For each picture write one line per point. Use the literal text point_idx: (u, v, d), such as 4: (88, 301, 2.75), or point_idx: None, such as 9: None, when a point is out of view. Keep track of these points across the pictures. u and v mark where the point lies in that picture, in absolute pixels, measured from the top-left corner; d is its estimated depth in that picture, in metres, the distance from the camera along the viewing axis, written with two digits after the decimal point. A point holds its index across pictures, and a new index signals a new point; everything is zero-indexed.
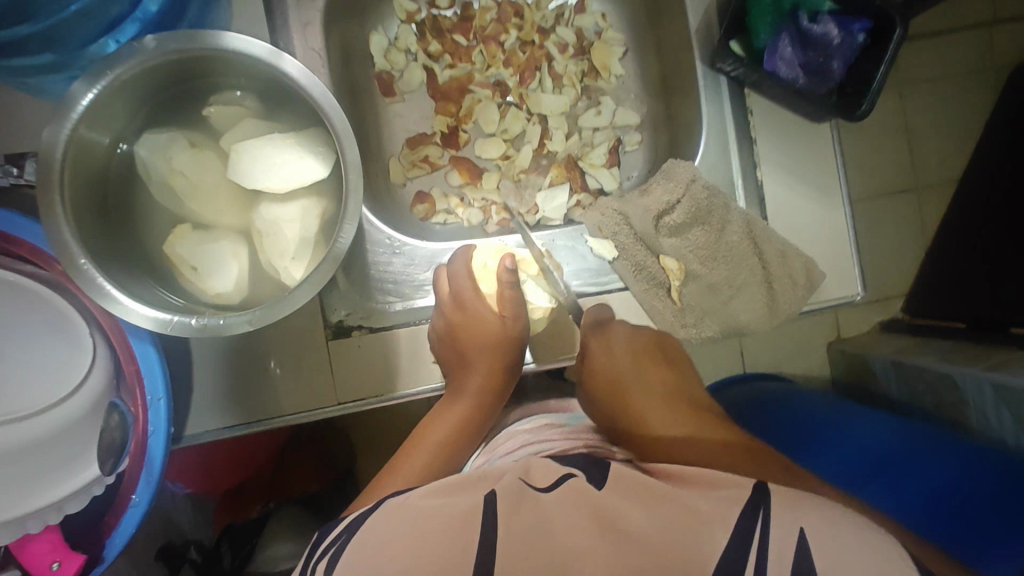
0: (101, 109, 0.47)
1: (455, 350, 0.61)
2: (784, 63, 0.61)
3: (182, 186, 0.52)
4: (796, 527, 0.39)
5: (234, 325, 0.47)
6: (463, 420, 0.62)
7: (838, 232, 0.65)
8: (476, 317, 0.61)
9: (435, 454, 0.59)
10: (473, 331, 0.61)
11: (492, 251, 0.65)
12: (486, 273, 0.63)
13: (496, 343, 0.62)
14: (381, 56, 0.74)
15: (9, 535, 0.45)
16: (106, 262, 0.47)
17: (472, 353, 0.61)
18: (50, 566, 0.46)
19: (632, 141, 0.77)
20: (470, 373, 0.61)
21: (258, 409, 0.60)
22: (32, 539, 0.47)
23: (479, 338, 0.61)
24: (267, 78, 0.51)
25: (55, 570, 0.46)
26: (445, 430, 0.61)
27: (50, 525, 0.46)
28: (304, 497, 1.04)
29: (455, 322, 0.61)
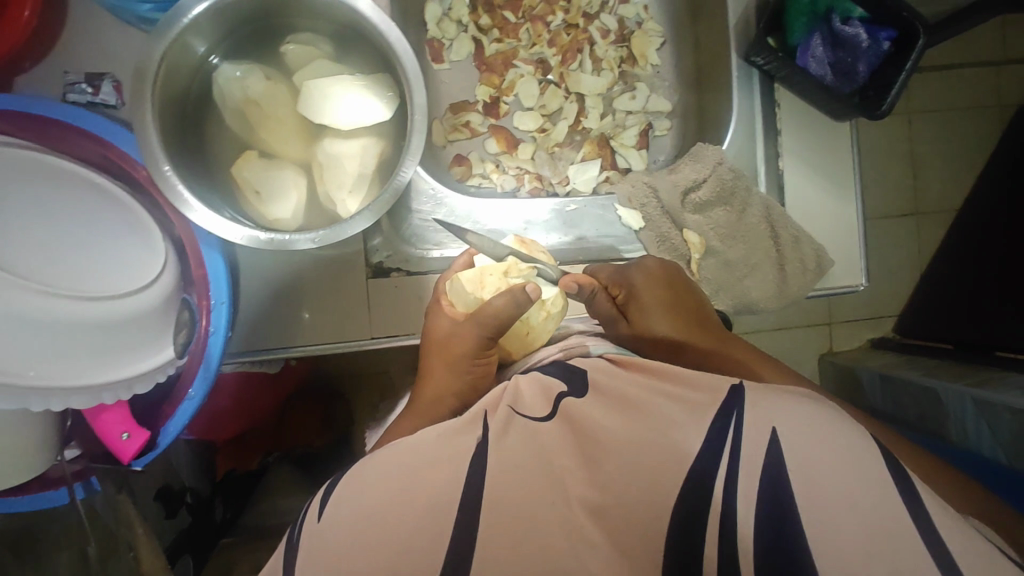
0: (191, 32, 0.51)
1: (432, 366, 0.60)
2: (814, 60, 0.66)
3: (255, 115, 0.56)
4: (768, 426, 0.44)
5: (299, 241, 0.51)
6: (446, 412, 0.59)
7: (849, 225, 0.70)
8: (440, 323, 0.61)
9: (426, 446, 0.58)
10: (450, 341, 0.60)
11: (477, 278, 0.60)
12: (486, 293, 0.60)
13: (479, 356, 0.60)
14: (434, 23, 0.79)
15: (90, 399, 0.50)
16: (185, 174, 0.51)
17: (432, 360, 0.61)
18: (122, 436, 0.52)
19: (662, 127, 0.82)
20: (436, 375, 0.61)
21: (295, 337, 0.64)
22: (106, 409, 0.53)
23: (460, 350, 0.59)
24: (346, 21, 0.55)
25: (125, 438, 0.52)
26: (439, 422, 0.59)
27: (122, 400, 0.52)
28: (303, 453, 1.09)
29: (433, 341, 0.61)
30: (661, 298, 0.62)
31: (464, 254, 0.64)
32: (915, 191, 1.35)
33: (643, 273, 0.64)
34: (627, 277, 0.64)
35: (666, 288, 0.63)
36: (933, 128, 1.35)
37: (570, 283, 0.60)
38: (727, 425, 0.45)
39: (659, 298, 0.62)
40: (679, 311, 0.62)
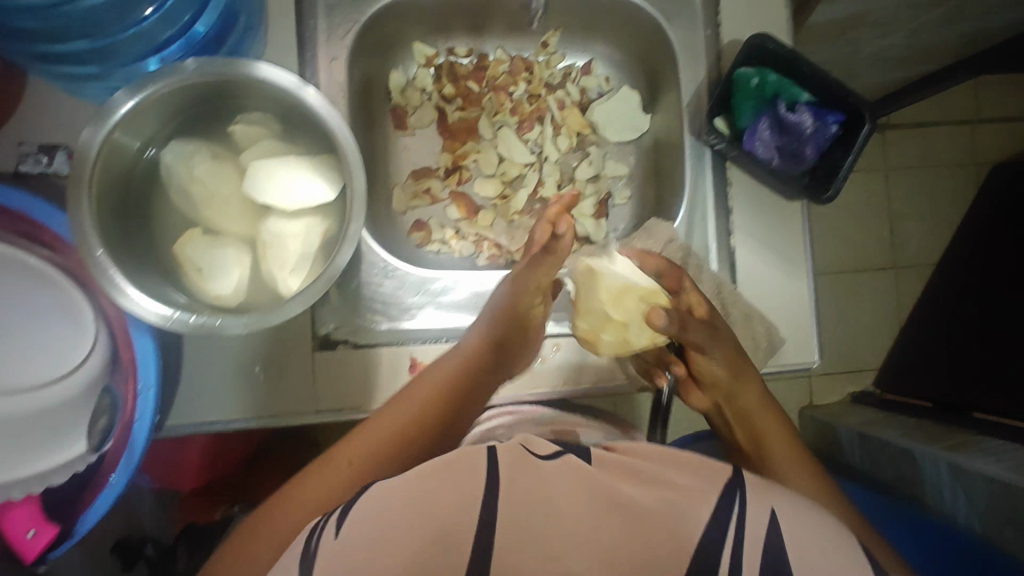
0: (136, 117, 0.52)
1: (486, 330, 0.63)
2: (761, 144, 0.67)
3: (199, 193, 0.56)
4: (768, 508, 0.39)
5: (230, 326, 0.50)
6: (410, 425, 0.57)
7: (802, 301, 0.70)
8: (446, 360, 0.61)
9: (371, 447, 0.55)
10: (436, 369, 0.61)
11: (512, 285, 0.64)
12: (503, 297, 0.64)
13: (514, 319, 0.64)
14: (398, 92, 0.80)
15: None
16: (119, 257, 0.51)
17: (416, 380, 0.61)
18: (27, 534, 0.50)
19: (622, 195, 0.82)
20: (416, 394, 0.59)
21: (235, 410, 0.63)
22: (14, 506, 0.51)
23: (502, 304, 0.63)
24: (292, 105, 0.56)
25: (31, 536, 0.50)
26: (392, 433, 0.56)
27: (33, 494, 0.51)
28: None
29: (494, 299, 0.66)
30: (732, 355, 0.65)
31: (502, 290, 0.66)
32: (891, 245, 1.36)
33: (727, 330, 0.65)
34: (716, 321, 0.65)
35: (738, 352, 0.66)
36: (907, 185, 1.37)
37: (656, 317, 0.58)
38: (727, 518, 0.39)
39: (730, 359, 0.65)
40: (741, 379, 0.66)
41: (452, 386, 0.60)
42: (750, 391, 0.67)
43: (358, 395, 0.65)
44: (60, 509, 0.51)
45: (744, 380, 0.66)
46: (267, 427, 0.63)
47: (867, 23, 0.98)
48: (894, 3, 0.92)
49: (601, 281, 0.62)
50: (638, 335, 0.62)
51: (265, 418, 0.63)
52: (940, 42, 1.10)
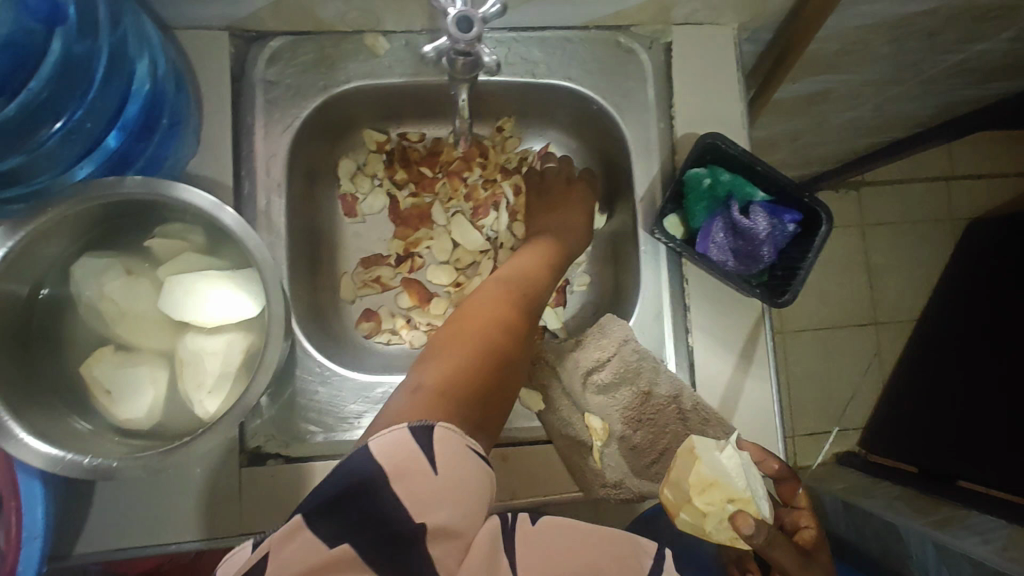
0: (39, 237, 0.48)
1: (507, 284, 0.63)
2: (715, 246, 0.64)
3: (110, 310, 0.53)
4: None
5: (125, 468, 0.45)
6: (469, 364, 0.51)
7: (766, 401, 0.67)
8: (471, 309, 0.58)
9: (431, 400, 0.46)
10: (473, 313, 0.58)
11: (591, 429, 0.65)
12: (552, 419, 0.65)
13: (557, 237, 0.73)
14: (348, 179, 0.78)
15: None
16: (11, 391, 0.47)
17: (450, 330, 0.56)
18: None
19: (581, 282, 0.80)
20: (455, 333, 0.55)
21: (151, 533, 0.58)
22: None
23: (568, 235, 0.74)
24: (212, 221, 0.53)
25: None
26: (449, 377, 0.49)
27: None
28: None
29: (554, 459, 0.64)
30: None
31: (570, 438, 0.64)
32: (871, 300, 1.34)
33: (828, 563, 0.59)
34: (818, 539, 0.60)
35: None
36: (882, 246, 1.36)
37: (744, 524, 0.53)
38: None
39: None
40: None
41: (509, 295, 0.61)
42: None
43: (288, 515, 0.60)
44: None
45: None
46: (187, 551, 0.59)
47: (830, 98, 0.98)
48: (856, 82, 0.92)
49: (697, 463, 0.55)
50: (718, 531, 0.55)
51: (185, 543, 0.58)
52: (905, 114, 1.10)
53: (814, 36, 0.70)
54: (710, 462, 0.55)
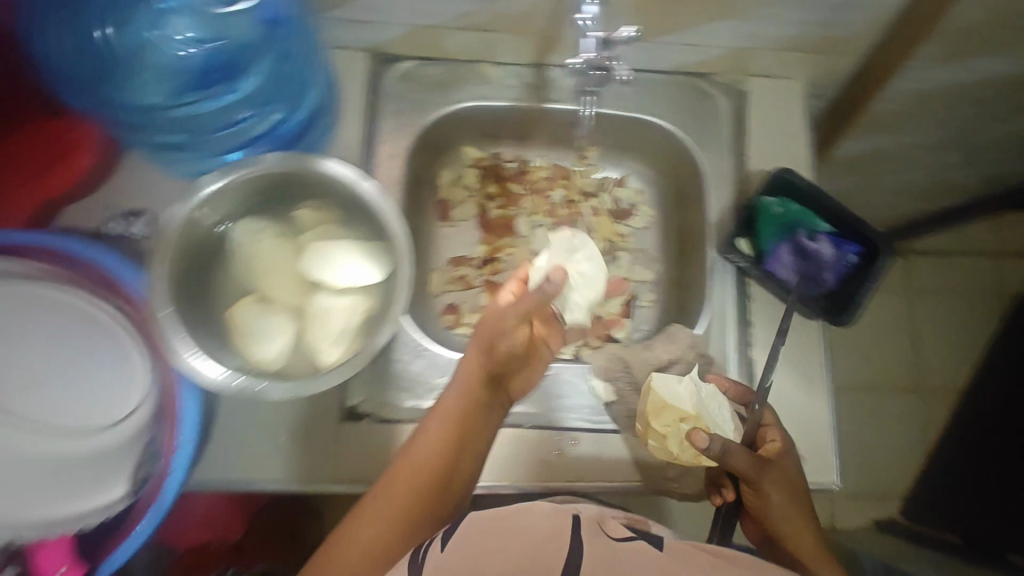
0: (221, 197, 0.60)
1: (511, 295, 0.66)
2: (784, 266, 0.72)
3: (260, 265, 0.62)
4: None
5: (272, 390, 0.54)
6: (422, 486, 0.58)
7: (821, 419, 0.71)
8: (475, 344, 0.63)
9: (381, 528, 0.56)
10: (437, 423, 0.61)
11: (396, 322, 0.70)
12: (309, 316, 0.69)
13: (483, 348, 0.63)
14: (446, 188, 0.88)
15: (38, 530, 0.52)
16: (183, 317, 0.56)
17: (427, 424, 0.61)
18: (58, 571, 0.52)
19: (646, 298, 0.86)
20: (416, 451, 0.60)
21: (257, 470, 0.65)
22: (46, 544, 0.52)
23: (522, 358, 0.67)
24: (352, 196, 0.62)
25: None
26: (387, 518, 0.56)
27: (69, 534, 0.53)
28: None
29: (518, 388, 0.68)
30: (787, 492, 0.61)
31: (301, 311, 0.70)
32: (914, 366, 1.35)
33: (794, 468, 0.63)
34: (783, 451, 0.64)
35: (789, 479, 0.62)
36: (933, 310, 1.37)
37: (699, 438, 0.58)
38: None
39: (788, 484, 0.62)
40: (797, 509, 0.61)
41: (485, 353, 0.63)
42: (798, 510, 0.61)
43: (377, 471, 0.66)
44: (91, 553, 0.52)
45: (792, 519, 0.60)
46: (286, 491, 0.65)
47: (885, 159, 1.04)
48: (912, 145, 0.98)
49: (650, 392, 0.65)
50: (681, 450, 0.63)
51: (285, 483, 0.65)
52: (957, 182, 1.15)
53: (878, 94, 0.78)
54: (667, 392, 0.64)
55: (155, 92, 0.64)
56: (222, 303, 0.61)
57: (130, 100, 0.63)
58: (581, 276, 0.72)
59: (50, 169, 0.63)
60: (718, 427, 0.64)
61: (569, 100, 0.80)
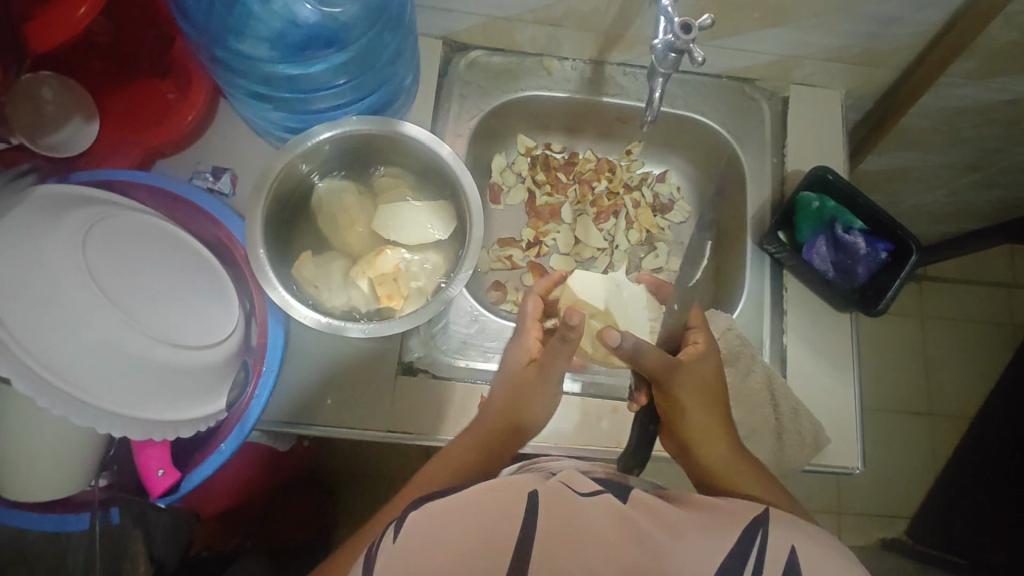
0: (311, 153, 0.64)
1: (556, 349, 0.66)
2: (818, 257, 0.76)
3: (344, 219, 0.68)
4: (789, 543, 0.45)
5: (351, 329, 0.58)
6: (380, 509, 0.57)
7: (847, 405, 0.75)
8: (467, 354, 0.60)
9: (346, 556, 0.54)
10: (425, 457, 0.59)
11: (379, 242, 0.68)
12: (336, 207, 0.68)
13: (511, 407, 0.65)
14: (498, 172, 0.93)
15: (141, 434, 0.53)
16: (273, 258, 0.61)
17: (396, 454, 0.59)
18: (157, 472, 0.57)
19: (681, 288, 0.91)
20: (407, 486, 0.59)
21: (315, 414, 0.69)
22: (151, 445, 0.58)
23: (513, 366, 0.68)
24: (427, 161, 0.68)
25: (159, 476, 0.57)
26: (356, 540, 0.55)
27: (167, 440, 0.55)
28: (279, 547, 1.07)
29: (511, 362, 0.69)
30: (697, 391, 0.65)
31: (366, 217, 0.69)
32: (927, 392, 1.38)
33: (710, 368, 0.68)
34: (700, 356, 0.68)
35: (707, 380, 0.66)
36: (947, 333, 1.41)
37: (611, 335, 0.61)
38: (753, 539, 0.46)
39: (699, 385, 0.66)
40: (714, 410, 0.65)
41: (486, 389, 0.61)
42: (710, 408, 0.65)
43: (429, 424, 0.71)
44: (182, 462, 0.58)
45: (706, 426, 0.63)
46: (344, 436, 0.70)
47: (910, 176, 1.09)
48: (937, 164, 1.03)
49: (567, 287, 0.73)
50: (595, 346, 0.73)
51: (345, 428, 0.69)
52: (978, 205, 1.20)
53: (911, 107, 0.83)
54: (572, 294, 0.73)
55: (260, 48, 0.65)
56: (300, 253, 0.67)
57: (246, 50, 0.65)
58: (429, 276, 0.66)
59: (151, 126, 0.69)
60: (631, 322, 0.73)
61: (623, 96, 0.86)
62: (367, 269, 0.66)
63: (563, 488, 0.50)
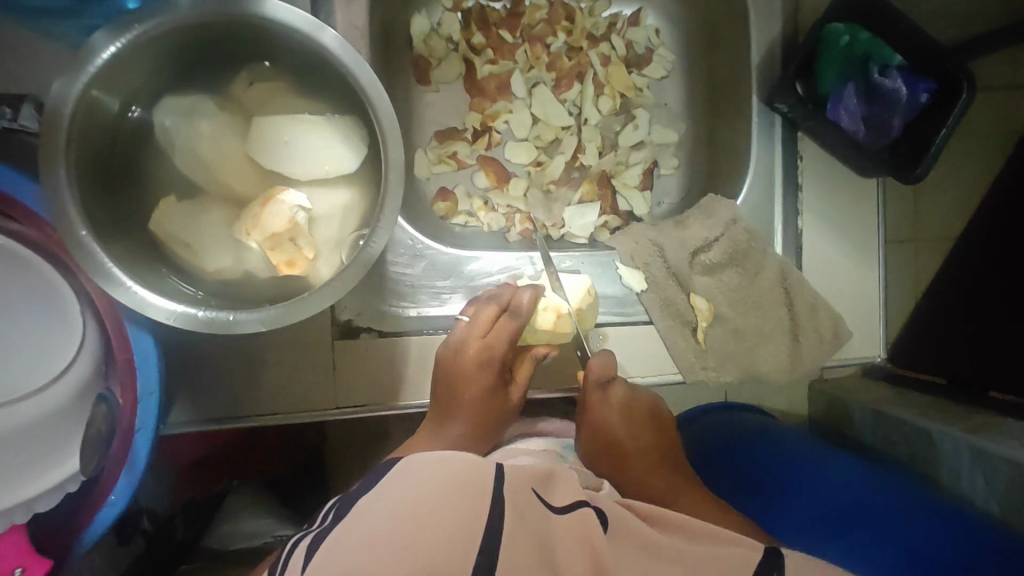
0: (120, 67, 0.42)
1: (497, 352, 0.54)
2: (847, 114, 0.60)
3: (209, 154, 0.47)
4: None
5: (244, 323, 0.42)
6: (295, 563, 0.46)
7: (870, 289, 0.64)
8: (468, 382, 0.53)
9: None
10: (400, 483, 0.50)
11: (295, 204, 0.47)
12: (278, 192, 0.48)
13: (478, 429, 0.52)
14: (421, 41, 0.70)
15: None
16: (107, 239, 0.42)
17: None
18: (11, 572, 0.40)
19: (669, 165, 0.74)
20: None
21: (250, 403, 0.55)
22: None
23: (469, 394, 0.52)
24: (307, 53, 0.47)
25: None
26: None
27: (15, 525, 0.41)
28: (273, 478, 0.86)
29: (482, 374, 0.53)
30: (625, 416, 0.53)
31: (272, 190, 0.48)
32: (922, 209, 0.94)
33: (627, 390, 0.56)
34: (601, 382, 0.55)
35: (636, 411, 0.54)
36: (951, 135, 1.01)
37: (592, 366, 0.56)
38: None
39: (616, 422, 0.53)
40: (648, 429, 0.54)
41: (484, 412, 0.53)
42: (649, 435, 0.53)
43: (384, 390, 0.58)
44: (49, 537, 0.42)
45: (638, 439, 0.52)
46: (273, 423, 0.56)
47: None
48: None
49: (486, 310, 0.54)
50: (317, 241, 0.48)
51: (273, 416, 0.56)
52: None
53: None
54: (547, 318, 0.57)
55: None
56: (152, 211, 0.47)
57: None
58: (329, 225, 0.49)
59: None
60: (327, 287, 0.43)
61: None
62: (253, 226, 0.47)
63: (538, 499, 0.43)
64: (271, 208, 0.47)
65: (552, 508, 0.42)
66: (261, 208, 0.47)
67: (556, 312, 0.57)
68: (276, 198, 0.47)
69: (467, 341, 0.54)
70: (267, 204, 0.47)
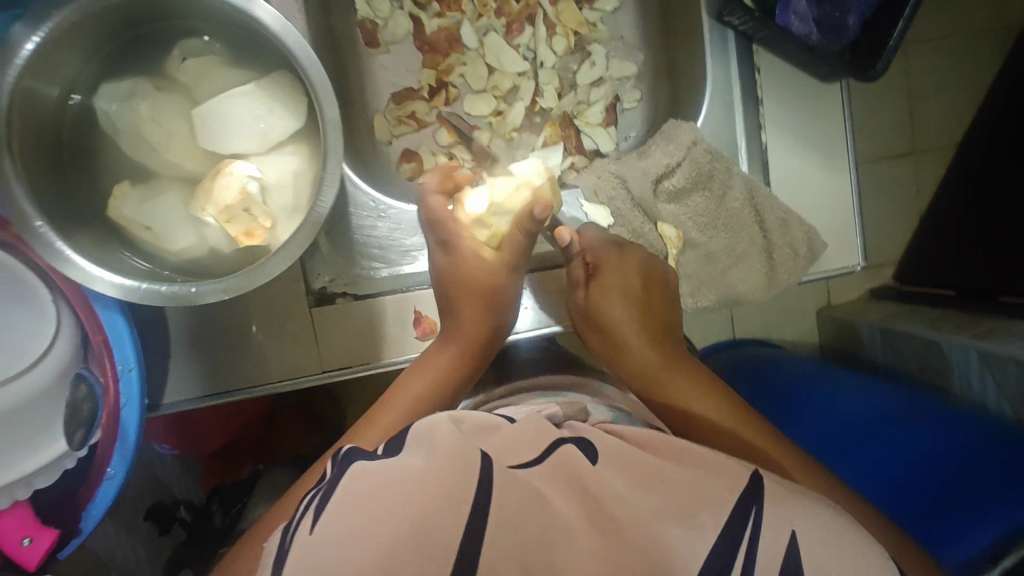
0: (49, 58, 0.42)
1: (475, 280, 0.58)
2: (797, 18, 0.58)
3: (155, 135, 0.48)
4: (789, 529, 0.36)
5: (207, 293, 0.43)
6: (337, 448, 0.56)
7: (843, 197, 0.63)
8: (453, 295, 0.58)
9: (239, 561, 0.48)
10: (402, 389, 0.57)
11: (241, 175, 0.47)
12: (232, 176, 0.47)
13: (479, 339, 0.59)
14: (364, 2, 0.69)
15: None
16: (64, 227, 0.43)
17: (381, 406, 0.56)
18: (22, 542, 0.44)
19: (631, 98, 0.73)
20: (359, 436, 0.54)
21: (236, 376, 0.57)
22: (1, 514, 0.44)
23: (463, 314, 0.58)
24: (238, 23, 0.47)
25: (27, 545, 0.44)
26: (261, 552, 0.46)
27: (18, 501, 0.44)
28: (293, 456, 0.90)
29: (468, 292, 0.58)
30: (622, 296, 0.56)
31: (217, 167, 0.48)
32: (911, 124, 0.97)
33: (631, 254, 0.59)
34: (601, 251, 0.58)
35: (643, 282, 0.58)
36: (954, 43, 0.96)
37: (563, 234, 0.55)
38: (744, 521, 0.37)
39: (622, 289, 0.56)
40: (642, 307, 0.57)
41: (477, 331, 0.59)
42: (639, 309, 0.57)
43: (361, 351, 0.59)
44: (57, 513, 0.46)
45: (626, 316, 0.56)
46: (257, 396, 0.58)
47: None
48: None
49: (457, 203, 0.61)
50: (289, 200, 0.49)
51: (251, 388, 0.57)
52: None
53: None
54: (518, 194, 0.59)
55: None
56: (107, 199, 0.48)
57: None
58: (282, 189, 0.49)
59: None
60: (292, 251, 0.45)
61: None
62: (206, 202, 0.48)
63: (519, 456, 0.43)
64: (220, 181, 0.47)
65: (528, 460, 0.42)
66: (210, 185, 0.48)
67: (521, 183, 0.59)
68: (224, 171, 0.48)
69: (457, 243, 0.58)
70: (215, 178, 0.47)
